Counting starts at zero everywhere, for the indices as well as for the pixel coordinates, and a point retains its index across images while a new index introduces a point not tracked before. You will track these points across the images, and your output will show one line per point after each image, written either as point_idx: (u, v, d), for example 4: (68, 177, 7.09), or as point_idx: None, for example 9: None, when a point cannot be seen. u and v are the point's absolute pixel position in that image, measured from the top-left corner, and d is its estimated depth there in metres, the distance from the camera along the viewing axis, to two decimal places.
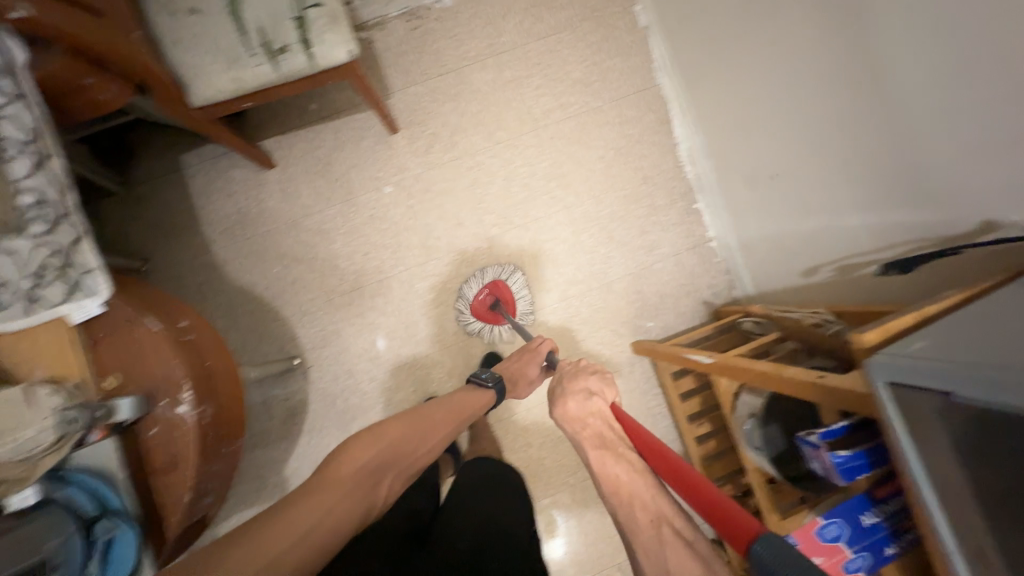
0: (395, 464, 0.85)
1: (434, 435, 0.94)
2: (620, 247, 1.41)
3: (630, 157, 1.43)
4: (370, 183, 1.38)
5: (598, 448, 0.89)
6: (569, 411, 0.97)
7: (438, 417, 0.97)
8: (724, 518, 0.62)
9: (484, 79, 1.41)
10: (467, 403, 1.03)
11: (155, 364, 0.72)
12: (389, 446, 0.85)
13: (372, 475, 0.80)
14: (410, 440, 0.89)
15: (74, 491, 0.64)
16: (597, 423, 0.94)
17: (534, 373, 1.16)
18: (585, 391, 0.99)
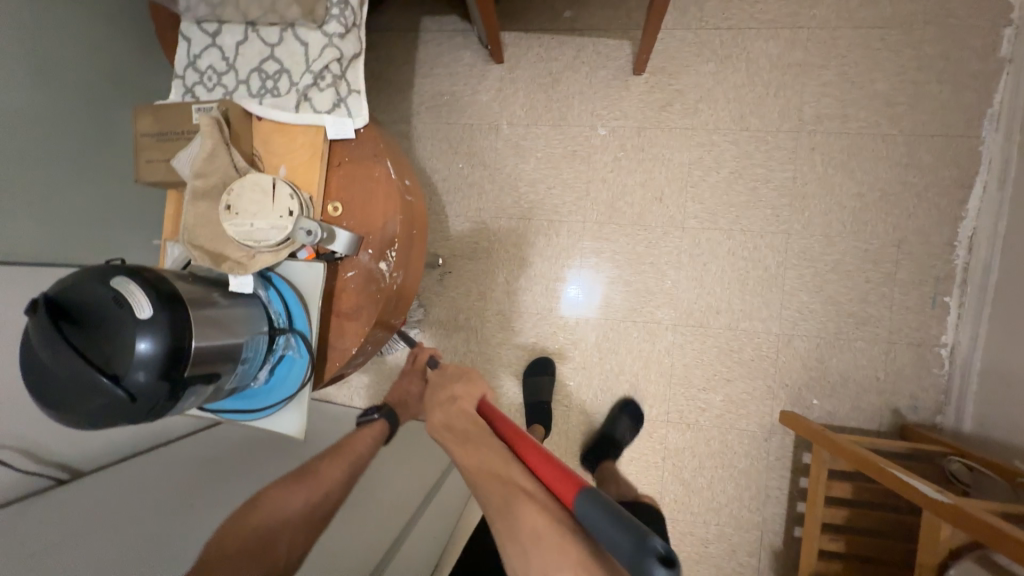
0: (284, 517, 0.71)
1: (327, 467, 0.79)
2: (826, 304, 1.17)
3: (894, 209, 1.14)
4: (586, 118, 1.24)
5: (457, 440, 0.74)
6: (444, 416, 0.79)
7: (329, 457, 0.82)
8: (562, 477, 0.59)
9: (766, 50, 1.17)
10: (357, 438, 0.87)
11: (377, 211, 0.68)
12: (275, 507, 0.72)
13: (260, 543, 0.67)
14: (302, 488, 0.76)
15: (275, 296, 0.63)
16: (466, 418, 0.77)
17: (418, 386, 0.96)
18: (451, 393, 0.83)
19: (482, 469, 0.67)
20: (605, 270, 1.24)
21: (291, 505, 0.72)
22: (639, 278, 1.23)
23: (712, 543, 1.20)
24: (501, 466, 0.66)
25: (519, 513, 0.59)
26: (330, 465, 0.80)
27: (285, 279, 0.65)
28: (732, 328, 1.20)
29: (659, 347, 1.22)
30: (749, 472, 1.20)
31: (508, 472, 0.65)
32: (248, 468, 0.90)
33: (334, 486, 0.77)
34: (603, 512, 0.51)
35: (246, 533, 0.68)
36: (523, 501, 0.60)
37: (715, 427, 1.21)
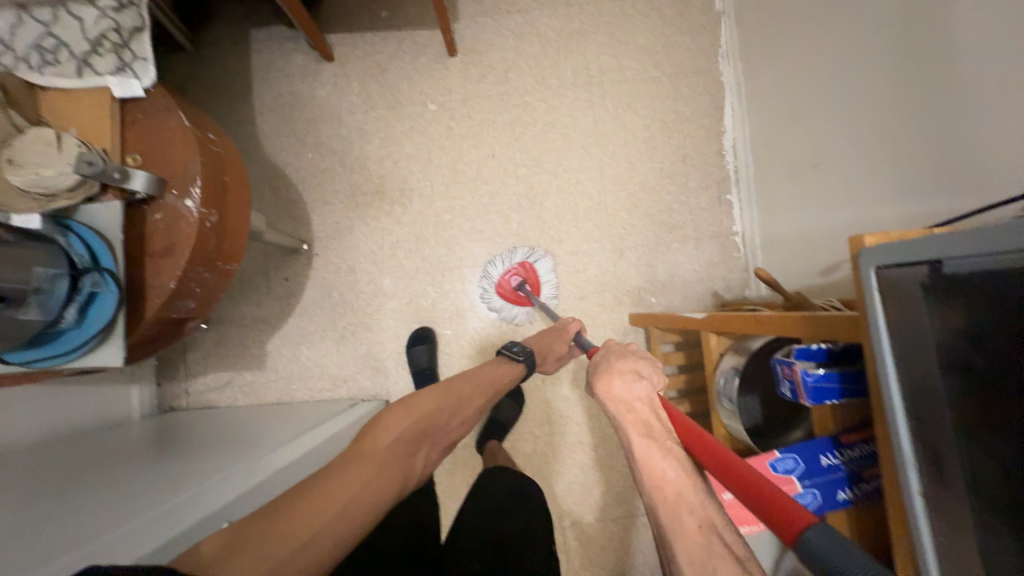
0: (424, 439, 0.89)
1: (462, 411, 0.97)
2: (643, 218, 1.40)
3: (674, 133, 1.42)
4: (418, 97, 1.41)
5: (641, 436, 0.68)
6: (616, 390, 0.75)
7: (468, 393, 0.99)
8: (780, 509, 0.51)
9: (551, 25, 1.43)
10: (493, 376, 1.05)
11: (175, 156, 0.75)
12: (425, 417, 0.91)
13: (405, 449, 0.85)
14: (441, 416, 0.93)
15: (75, 240, 0.67)
16: (651, 415, 0.71)
17: (561, 350, 1.15)
18: (633, 373, 0.76)
19: (659, 482, 0.62)
20: (460, 224, 1.38)
21: (431, 431, 0.91)
22: (490, 225, 1.38)
23: (599, 445, 1.33)
24: (690, 479, 0.62)
25: (705, 528, 0.56)
26: (467, 403, 0.98)
27: (87, 224, 0.69)
28: (575, 253, 1.38)
29: (519, 281, 1.37)
30: None
31: (676, 484, 0.61)
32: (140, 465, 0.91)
33: (460, 423, 0.97)
34: (840, 542, 0.45)
35: (396, 435, 0.85)
36: (718, 550, 0.54)
37: None
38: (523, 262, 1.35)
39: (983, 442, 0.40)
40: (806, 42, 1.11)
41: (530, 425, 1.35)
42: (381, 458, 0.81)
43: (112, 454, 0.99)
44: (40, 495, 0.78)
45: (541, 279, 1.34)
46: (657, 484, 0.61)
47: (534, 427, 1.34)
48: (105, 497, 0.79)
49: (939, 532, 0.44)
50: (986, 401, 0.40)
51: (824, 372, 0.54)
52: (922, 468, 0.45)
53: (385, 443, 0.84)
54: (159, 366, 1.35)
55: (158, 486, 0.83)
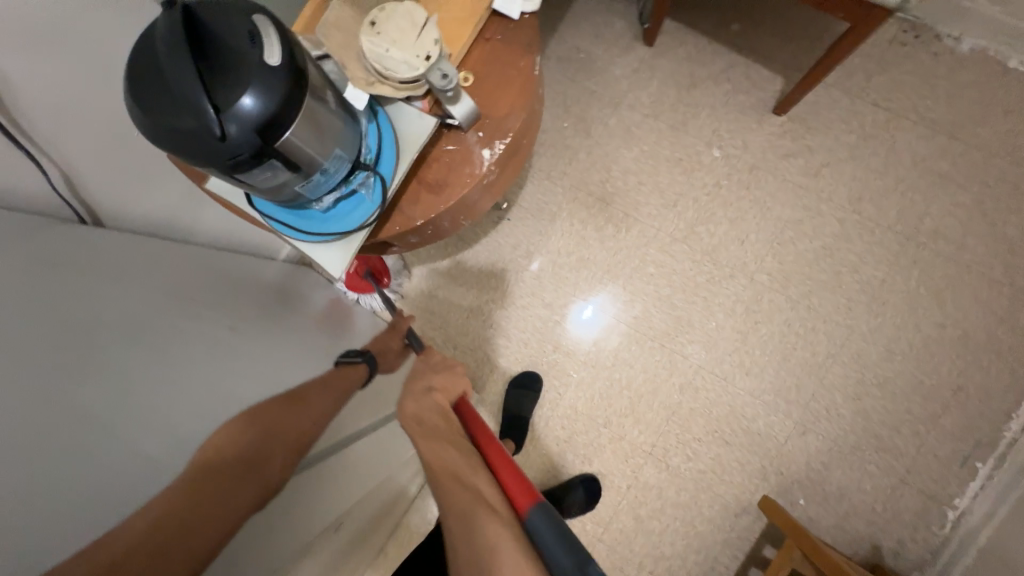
0: (281, 433, 0.61)
1: (313, 409, 0.68)
2: (856, 414, 1.11)
3: (968, 354, 1.08)
4: (707, 134, 1.20)
5: (433, 436, 0.69)
6: (416, 406, 0.74)
7: (320, 392, 0.71)
8: (520, 484, 0.64)
9: (913, 147, 1.12)
10: (339, 380, 0.77)
11: (504, 99, 0.65)
12: (258, 423, 0.60)
13: (256, 453, 0.56)
14: (291, 409, 0.65)
15: (373, 133, 0.61)
16: (439, 416, 0.73)
17: (398, 343, 0.97)
18: (427, 381, 0.79)
19: (449, 472, 0.63)
20: (657, 284, 1.20)
21: (282, 427, 0.61)
22: (686, 306, 1.18)
23: None
24: (458, 461, 0.65)
25: (477, 508, 0.59)
26: (320, 398, 0.70)
27: (390, 121, 0.62)
28: (753, 395, 1.14)
29: (673, 380, 1.17)
30: (705, 540, 1.14)
31: (456, 464, 0.64)
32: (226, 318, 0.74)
33: (318, 420, 0.66)
34: (553, 529, 0.58)
35: (241, 444, 0.56)
36: (490, 517, 0.58)
37: (693, 484, 1.15)
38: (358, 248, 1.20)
39: None
40: None
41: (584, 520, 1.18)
42: (227, 479, 0.52)
43: (230, 281, 0.87)
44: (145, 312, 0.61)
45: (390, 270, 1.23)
46: (446, 472, 0.63)
47: (587, 525, 1.17)
48: (180, 371, 0.59)
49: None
50: None
51: None
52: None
53: (234, 453, 0.55)
54: None
55: (220, 401, 0.62)
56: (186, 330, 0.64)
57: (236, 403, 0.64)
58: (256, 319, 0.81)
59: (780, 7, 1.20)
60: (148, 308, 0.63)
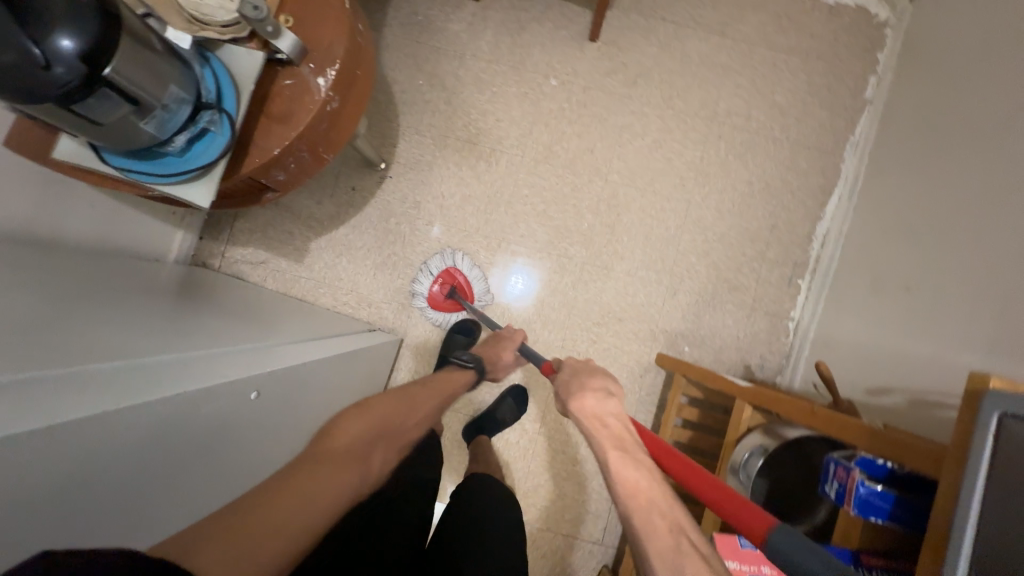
0: (381, 437, 0.77)
1: (411, 411, 0.88)
2: (709, 268, 1.37)
3: (773, 200, 1.38)
4: (543, 67, 1.39)
5: (614, 444, 0.73)
6: (587, 403, 0.80)
7: (417, 397, 0.91)
8: (748, 509, 0.60)
9: (698, 49, 1.39)
10: (447, 381, 1.02)
11: (324, 32, 0.75)
12: (375, 420, 0.78)
13: (365, 451, 0.72)
14: (396, 417, 0.83)
15: (207, 74, 0.68)
16: (619, 424, 0.77)
17: (506, 357, 1.13)
18: (603, 387, 0.83)
19: (640, 496, 0.64)
20: (533, 203, 1.37)
21: (388, 430, 0.80)
22: (561, 215, 1.37)
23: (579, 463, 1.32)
24: (666, 489, 0.66)
25: (670, 515, 0.62)
26: (418, 409, 0.89)
27: (222, 63, 0.70)
28: (631, 274, 1.36)
29: (566, 280, 1.36)
30: (623, 403, 1.34)
31: (660, 497, 0.64)
32: (125, 305, 0.78)
33: (413, 425, 0.87)
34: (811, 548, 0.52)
35: (356, 439, 0.73)
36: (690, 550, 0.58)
37: (603, 360, 1.34)
38: (447, 271, 1.33)
39: None
40: (934, 162, 1.09)
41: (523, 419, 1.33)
42: (340, 454, 0.69)
43: (130, 283, 0.92)
44: (54, 307, 0.66)
45: (476, 290, 1.32)
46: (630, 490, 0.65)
47: (525, 421, 1.32)
48: (82, 332, 0.63)
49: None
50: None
51: (880, 487, 0.53)
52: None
53: (347, 442, 0.71)
54: (208, 221, 1.36)
55: (136, 345, 0.66)
56: (88, 314, 0.69)
57: (156, 346, 0.68)
58: (167, 310, 0.85)
59: None
60: (42, 301, 0.66)
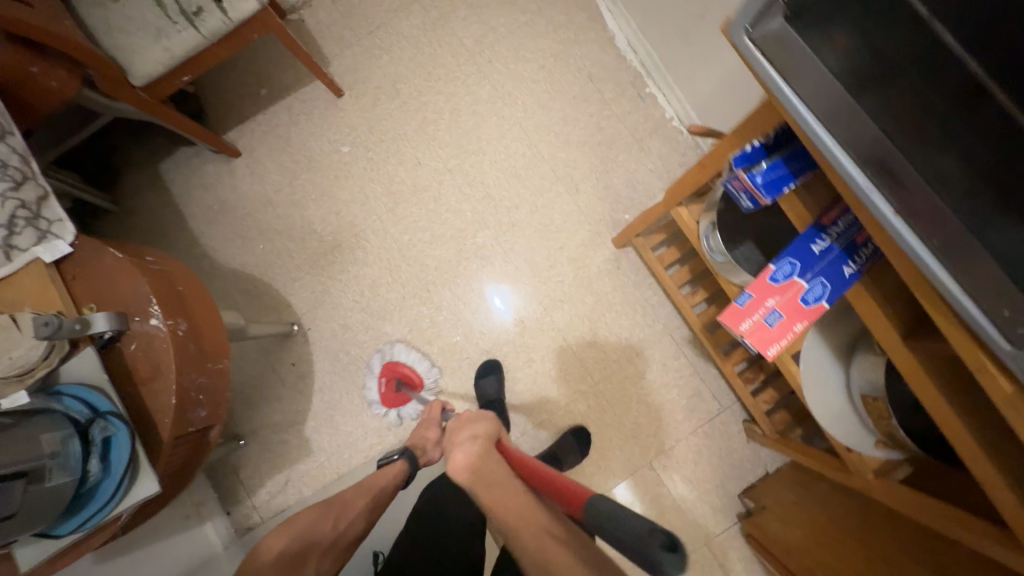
0: (310, 548, 0.85)
1: (353, 498, 0.94)
2: (580, 149, 1.40)
3: (569, 60, 1.43)
4: (329, 147, 1.45)
5: (489, 481, 0.80)
6: (460, 456, 0.87)
7: (351, 490, 0.96)
8: (572, 490, 0.69)
9: (411, 25, 1.46)
10: (380, 475, 1.00)
11: (123, 287, 0.78)
12: (302, 531, 0.86)
13: (296, 554, 0.83)
14: (322, 526, 0.88)
15: (70, 400, 0.70)
16: (489, 459, 0.84)
17: (434, 433, 1.12)
18: (467, 435, 0.92)
19: (517, 515, 0.72)
20: (421, 238, 1.40)
21: (318, 535, 0.87)
22: (447, 226, 1.40)
23: (645, 370, 1.33)
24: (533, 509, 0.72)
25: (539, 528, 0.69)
26: (354, 499, 0.94)
27: (73, 382, 0.72)
28: (535, 210, 1.39)
29: (497, 262, 1.38)
30: (627, 298, 1.35)
31: (542, 520, 0.70)
32: None
33: (354, 522, 0.91)
34: (615, 506, 0.60)
35: (275, 556, 0.82)
36: (554, 547, 0.66)
37: (581, 285, 1.36)
38: (387, 365, 1.36)
39: (933, 129, 0.41)
40: None
41: (574, 385, 1.33)
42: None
43: None
44: None
45: (422, 374, 1.34)
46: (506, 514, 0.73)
47: (577, 384, 1.33)
48: None
49: (1002, 314, 0.41)
50: (911, 116, 0.42)
51: (766, 165, 0.52)
52: (883, 189, 0.46)
53: (267, 564, 0.81)
54: (220, 495, 1.35)
55: None
56: None
57: None
58: None
59: (268, 54, 1.49)
60: None
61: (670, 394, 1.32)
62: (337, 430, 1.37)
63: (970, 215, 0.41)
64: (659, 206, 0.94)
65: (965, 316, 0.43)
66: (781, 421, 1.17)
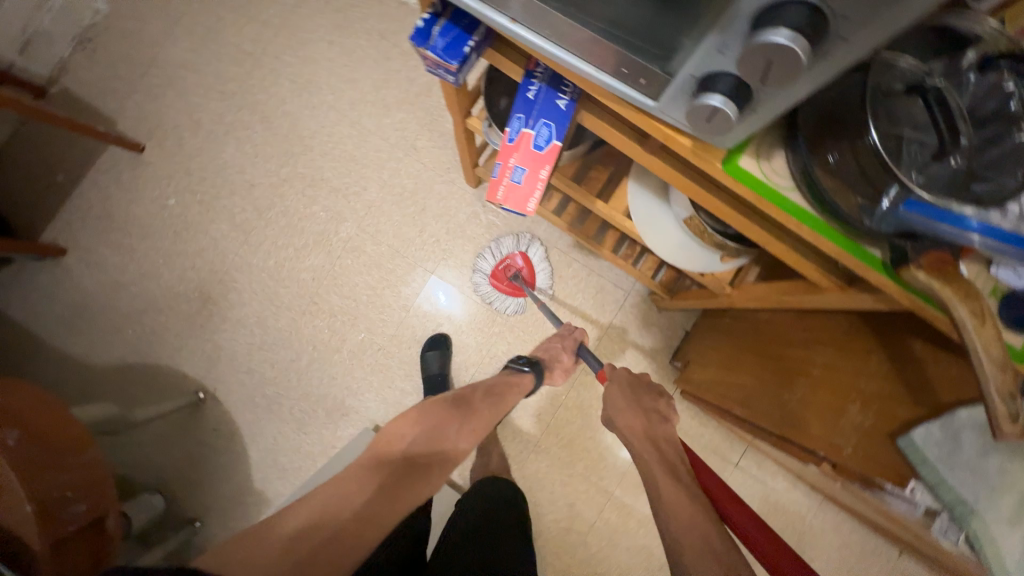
0: (443, 441, 0.80)
1: (478, 419, 0.86)
2: (402, 107, 1.37)
3: (354, 24, 1.38)
4: (155, 205, 1.36)
5: (660, 461, 0.71)
6: (638, 426, 0.78)
7: (486, 408, 0.89)
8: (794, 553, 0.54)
9: (183, 51, 1.38)
10: (506, 387, 0.95)
11: None
12: (430, 428, 0.80)
13: (419, 458, 0.76)
14: (449, 427, 0.81)
15: None
16: (671, 449, 0.74)
17: (566, 358, 1.03)
18: (653, 405, 0.82)
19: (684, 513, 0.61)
20: (287, 256, 1.36)
21: (447, 432, 0.81)
22: (307, 233, 1.36)
23: (549, 288, 1.35)
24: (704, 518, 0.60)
25: (692, 501, 0.62)
26: (484, 410, 0.88)
27: None
28: (385, 183, 1.36)
29: (371, 247, 1.35)
30: (506, 228, 1.35)
31: (700, 521, 0.60)
32: None
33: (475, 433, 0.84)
34: None
35: (410, 444, 0.77)
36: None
37: (459, 235, 1.36)
38: (515, 252, 1.32)
39: None
40: None
41: (491, 329, 1.34)
42: (388, 472, 0.73)
43: None
44: None
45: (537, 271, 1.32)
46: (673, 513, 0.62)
47: (494, 327, 1.34)
48: None
49: (625, 73, 0.42)
50: None
51: (436, 33, 0.52)
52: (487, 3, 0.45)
53: (399, 449, 0.76)
54: None
55: None
56: None
57: None
58: None
59: (46, 138, 1.37)
60: None
61: (580, 299, 1.35)
62: (286, 471, 1.33)
63: None
64: (461, 138, 0.94)
65: (610, 90, 0.44)
66: (672, 279, 1.18)
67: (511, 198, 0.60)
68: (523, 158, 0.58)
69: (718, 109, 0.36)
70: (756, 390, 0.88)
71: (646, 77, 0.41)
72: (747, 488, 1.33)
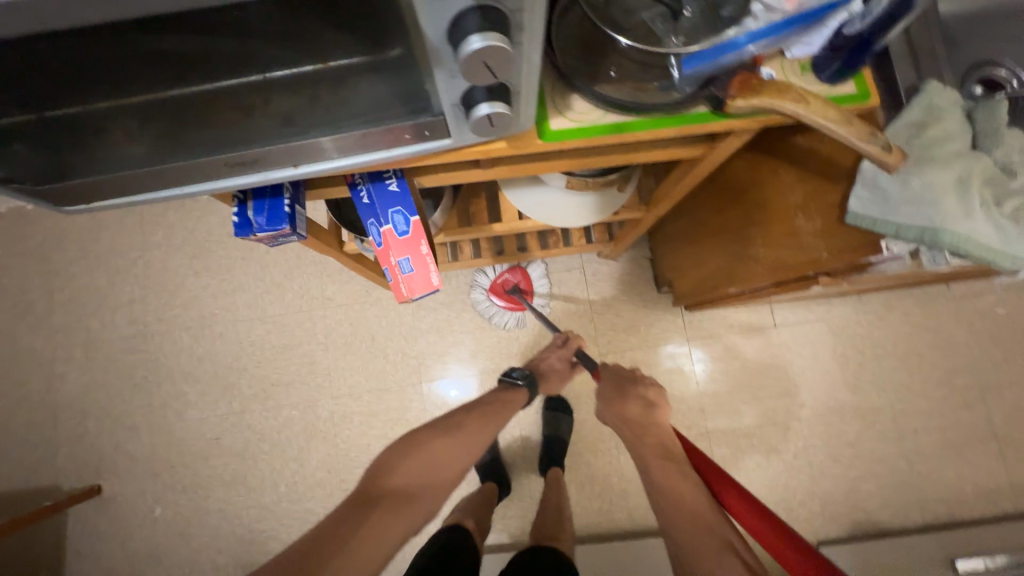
0: (429, 473, 0.76)
1: (471, 443, 0.82)
2: (293, 275, 1.37)
3: (204, 244, 1.39)
4: (147, 526, 1.27)
5: (654, 450, 0.79)
6: (633, 415, 0.85)
7: (473, 425, 0.84)
8: (783, 533, 0.60)
9: (76, 379, 1.34)
10: (504, 410, 0.90)
11: None
12: (424, 463, 0.76)
13: (402, 490, 0.72)
14: (437, 456, 0.78)
15: None
16: (657, 432, 0.82)
17: (562, 364, 1.03)
18: (636, 393, 0.88)
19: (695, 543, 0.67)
20: (294, 472, 1.29)
21: (435, 467, 0.77)
22: (296, 438, 1.31)
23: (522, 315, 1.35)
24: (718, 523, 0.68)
25: (704, 519, 0.69)
26: (476, 433, 0.83)
27: None
28: (328, 344, 1.35)
29: (357, 404, 1.32)
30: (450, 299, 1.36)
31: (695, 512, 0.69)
32: None
33: (464, 457, 0.80)
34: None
35: (403, 479, 0.74)
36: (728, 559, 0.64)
37: (419, 334, 1.35)
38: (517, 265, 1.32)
39: (223, 119, 0.42)
40: None
41: None
42: (374, 507, 0.69)
43: None
44: None
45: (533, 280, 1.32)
46: (681, 547, 0.68)
47: None
48: None
49: (416, 135, 0.44)
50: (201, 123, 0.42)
51: (252, 217, 0.54)
52: (276, 165, 0.47)
53: (389, 484, 0.73)
54: None
55: None
56: None
57: None
58: None
59: (6, 551, 1.26)
60: None
61: (553, 303, 1.36)
62: None
63: (323, 112, 0.43)
64: (355, 264, 0.95)
65: (417, 152, 0.47)
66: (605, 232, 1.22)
67: (412, 286, 0.60)
68: (400, 250, 0.59)
69: (494, 114, 0.38)
70: (731, 262, 0.88)
71: (428, 128, 0.43)
72: (801, 335, 1.34)
